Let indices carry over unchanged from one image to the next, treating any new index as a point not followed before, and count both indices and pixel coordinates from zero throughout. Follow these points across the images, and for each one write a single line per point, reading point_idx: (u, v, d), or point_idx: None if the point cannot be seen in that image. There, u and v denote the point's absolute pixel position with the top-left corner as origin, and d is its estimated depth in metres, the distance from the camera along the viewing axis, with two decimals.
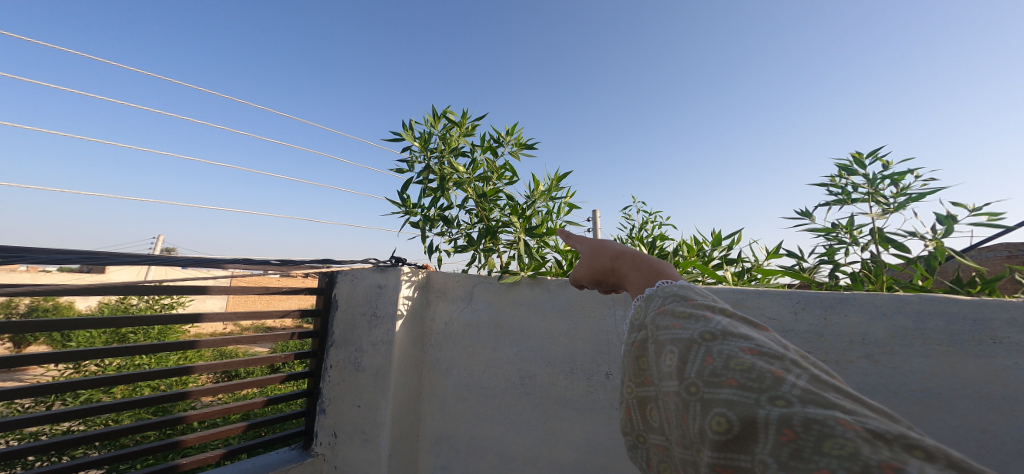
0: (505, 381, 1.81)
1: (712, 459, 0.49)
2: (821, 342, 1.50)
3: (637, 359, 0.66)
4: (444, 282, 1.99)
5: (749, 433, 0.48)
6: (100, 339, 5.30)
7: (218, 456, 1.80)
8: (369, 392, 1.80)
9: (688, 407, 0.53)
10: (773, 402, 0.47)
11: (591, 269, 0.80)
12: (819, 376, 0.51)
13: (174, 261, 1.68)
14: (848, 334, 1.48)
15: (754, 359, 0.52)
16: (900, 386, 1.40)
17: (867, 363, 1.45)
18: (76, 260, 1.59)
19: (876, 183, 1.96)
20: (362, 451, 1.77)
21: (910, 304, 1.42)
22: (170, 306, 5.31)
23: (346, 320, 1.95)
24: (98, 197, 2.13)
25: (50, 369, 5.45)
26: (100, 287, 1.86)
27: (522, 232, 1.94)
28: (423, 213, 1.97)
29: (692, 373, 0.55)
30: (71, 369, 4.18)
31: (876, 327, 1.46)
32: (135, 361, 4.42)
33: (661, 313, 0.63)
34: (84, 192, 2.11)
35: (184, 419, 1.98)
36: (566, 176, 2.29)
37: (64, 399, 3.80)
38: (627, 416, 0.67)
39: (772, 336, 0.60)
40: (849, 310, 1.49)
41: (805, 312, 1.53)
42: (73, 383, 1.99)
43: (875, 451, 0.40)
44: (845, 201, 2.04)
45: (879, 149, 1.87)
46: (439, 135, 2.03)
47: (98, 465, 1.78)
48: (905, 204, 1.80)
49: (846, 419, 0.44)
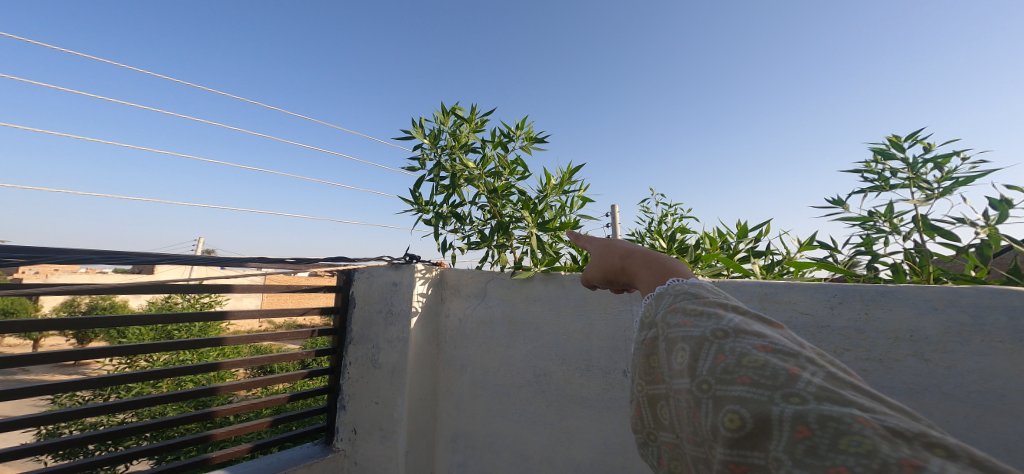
0: (520, 379, 1.79)
1: (724, 456, 0.46)
2: (862, 339, 1.41)
3: (647, 356, 0.63)
4: (458, 278, 1.98)
5: (763, 430, 0.45)
6: (148, 335, 5.72)
7: (246, 450, 1.85)
8: (386, 389, 1.82)
9: (700, 405, 0.50)
10: (787, 399, 0.44)
11: (600, 269, 0.77)
12: (834, 373, 0.48)
13: (198, 261, 1.72)
14: (893, 330, 1.39)
15: (767, 356, 0.49)
16: (955, 387, 1.30)
17: (916, 362, 1.35)
18: (107, 261, 1.64)
19: (917, 168, 1.83)
20: (381, 447, 1.80)
21: (966, 297, 1.31)
22: (210, 304, 5.66)
23: (363, 318, 1.98)
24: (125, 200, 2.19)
25: (105, 363, 6.02)
26: (132, 287, 1.93)
27: (534, 227, 1.90)
28: (435, 211, 1.96)
29: (705, 370, 0.52)
30: (125, 362, 4.55)
31: (926, 323, 1.35)
32: (180, 356, 4.73)
33: (672, 311, 0.60)
34: (112, 195, 2.18)
35: (213, 413, 2.06)
36: (579, 167, 2.22)
37: (117, 392, 4.11)
38: (637, 413, 0.65)
39: (786, 333, 0.56)
40: (893, 304, 1.39)
41: (842, 307, 1.45)
42: (114, 378, 2.09)
43: (894, 449, 0.37)
44: (882, 187, 1.92)
45: (919, 132, 1.74)
46: (448, 132, 2.01)
47: (139, 456, 1.88)
48: (952, 189, 1.67)
49: (864, 416, 0.41)
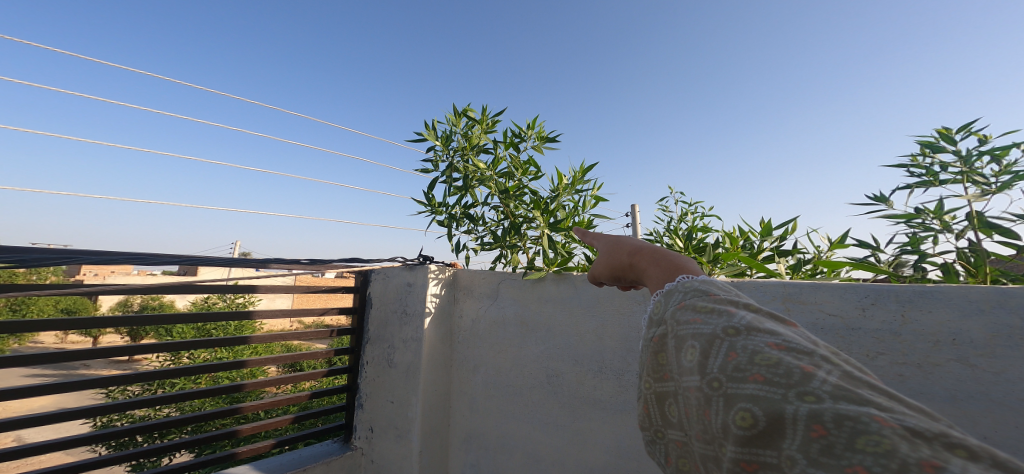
0: (532, 380, 1.78)
1: (735, 454, 0.44)
2: (897, 343, 1.33)
3: (655, 354, 0.61)
4: (470, 279, 1.99)
5: (776, 429, 0.43)
6: (189, 333, 6.06)
7: (269, 446, 1.92)
8: (401, 388, 1.85)
9: (710, 403, 0.48)
10: (801, 398, 0.42)
11: (608, 266, 0.76)
12: (851, 372, 0.45)
13: (223, 262, 1.80)
14: (933, 333, 1.29)
15: (781, 354, 0.46)
16: (1005, 395, 1.20)
17: (960, 367, 1.25)
18: (140, 262, 1.73)
19: (971, 161, 1.70)
20: (396, 446, 1.83)
21: (1017, 297, 1.20)
22: (244, 304, 5.93)
23: (379, 318, 2.02)
24: (157, 204, 2.31)
25: (153, 358, 6.44)
26: (164, 288, 2.04)
27: (546, 227, 1.89)
28: (448, 212, 1.97)
29: (715, 368, 0.49)
30: (168, 359, 4.83)
31: (971, 326, 1.25)
32: (218, 353, 4.98)
33: (682, 308, 0.57)
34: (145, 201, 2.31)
35: (240, 409, 2.14)
36: (593, 167, 2.19)
37: (161, 387, 4.36)
38: (645, 411, 0.63)
39: (800, 331, 0.53)
40: (933, 305, 1.29)
41: (875, 308, 1.36)
42: (151, 374, 2.21)
43: (914, 449, 0.35)
44: (931, 182, 1.80)
45: (973, 122, 1.62)
46: (460, 133, 2.03)
47: (172, 449, 1.98)
48: (1012, 184, 1.54)
49: (882, 416, 0.38)
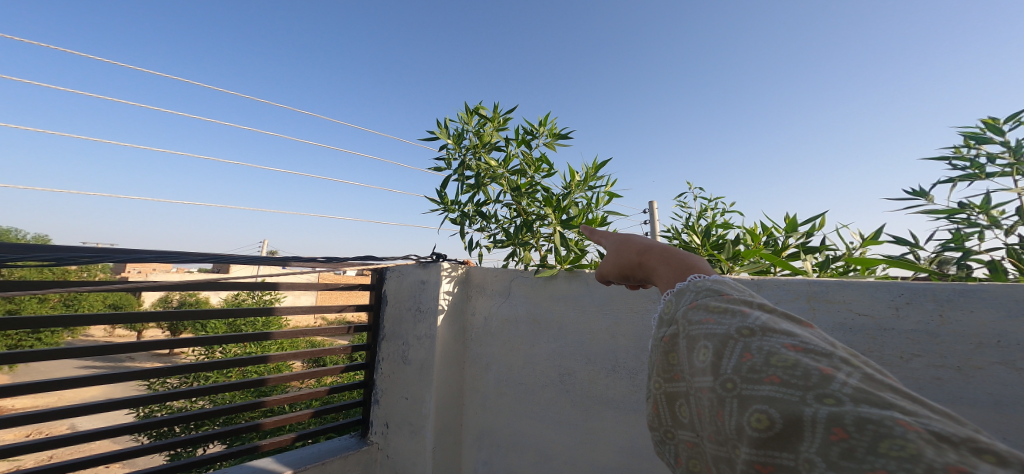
0: (544, 378, 1.77)
1: (749, 456, 0.42)
2: (934, 344, 1.25)
3: (665, 354, 0.59)
4: (483, 277, 1.99)
5: (793, 431, 0.40)
6: (220, 329, 6.30)
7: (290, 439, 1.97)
8: (415, 385, 1.87)
9: (723, 404, 0.45)
10: (821, 400, 0.39)
11: (615, 265, 0.73)
12: (873, 374, 0.42)
13: (244, 260, 1.85)
14: (973, 335, 1.21)
15: (799, 355, 0.44)
16: None
17: (1004, 371, 1.17)
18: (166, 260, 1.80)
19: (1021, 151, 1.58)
20: (410, 442, 1.85)
21: None
22: (270, 301, 6.12)
23: (394, 315, 2.04)
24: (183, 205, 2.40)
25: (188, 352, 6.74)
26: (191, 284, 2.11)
27: (558, 224, 1.87)
28: (460, 209, 1.98)
29: (729, 368, 0.47)
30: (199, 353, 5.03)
31: (1016, 327, 1.16)
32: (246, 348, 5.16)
33: (694, 307, 0.55)
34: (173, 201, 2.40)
35: (263, 402, 2.21)
36: (607, 163, 2.15)
37: (193, 380, 4.55)
38: (655, 411, 0.60)
39: (817, 332, 0.50)
40: (973, 304, 1.21)
41: (910, 308, 1.29)
42: (180, 367, 2.30)
43: (940, 454, 0.32)
44: (976, 175, 1.69)
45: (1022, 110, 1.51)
46: (472, 131, 2.03)
47: (199, 440, 2.06)
48: None
49: (906, 420, 0.36)
